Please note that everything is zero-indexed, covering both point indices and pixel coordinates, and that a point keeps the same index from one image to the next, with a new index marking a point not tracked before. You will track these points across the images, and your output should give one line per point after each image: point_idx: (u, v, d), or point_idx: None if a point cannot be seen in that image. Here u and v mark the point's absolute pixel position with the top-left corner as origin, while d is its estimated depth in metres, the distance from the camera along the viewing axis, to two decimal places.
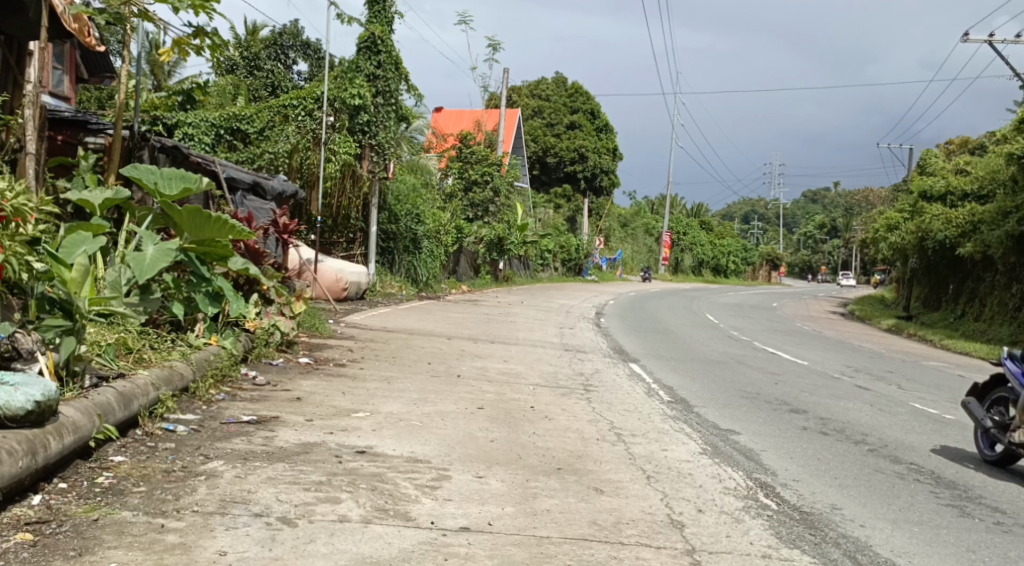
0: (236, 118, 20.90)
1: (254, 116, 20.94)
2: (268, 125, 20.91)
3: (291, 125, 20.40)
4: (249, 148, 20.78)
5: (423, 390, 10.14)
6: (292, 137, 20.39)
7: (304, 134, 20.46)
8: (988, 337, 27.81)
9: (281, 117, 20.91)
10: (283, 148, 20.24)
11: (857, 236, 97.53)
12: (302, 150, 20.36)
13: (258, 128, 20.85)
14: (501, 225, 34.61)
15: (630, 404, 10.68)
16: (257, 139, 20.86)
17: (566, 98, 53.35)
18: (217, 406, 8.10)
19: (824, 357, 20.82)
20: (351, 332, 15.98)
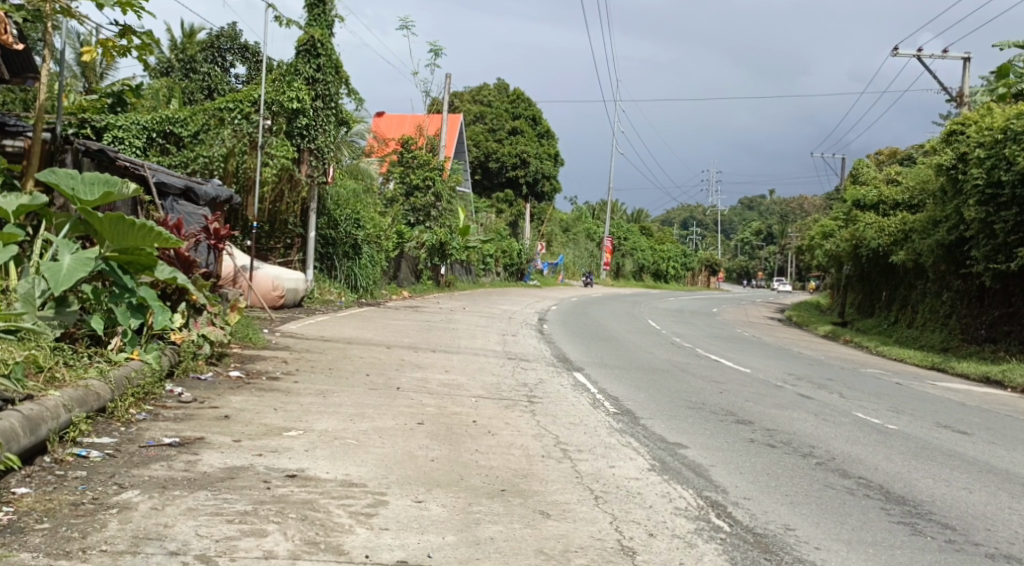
0: (168, 121, 19.93)
1: (189, 119, 20.19)
2: (203, 128, 20.28)
3: (227, 129, 20.00)
4: (183, 153, 19.96)
5: (360, 404, 9.75)
6: (227, 141, 20.04)
7: (241, 138, 20.04)
8: (920, 343, 28.14)
9: (216, 121, 20.46)
10: (218, 152, 19.89)
11: (793, 242, 98.92)
12: (239, 154, 19.99)
13: (192, 131, 20.13)
14: (443, 230, 34.26)
15: (575, 416, 10.41)
16: (192, 143, 20.11)
17: (508, 103, 53.19)
18: (137, 427, 7.64)
19: (766, 365, 20.81)
20: (287, 341, 15.52)
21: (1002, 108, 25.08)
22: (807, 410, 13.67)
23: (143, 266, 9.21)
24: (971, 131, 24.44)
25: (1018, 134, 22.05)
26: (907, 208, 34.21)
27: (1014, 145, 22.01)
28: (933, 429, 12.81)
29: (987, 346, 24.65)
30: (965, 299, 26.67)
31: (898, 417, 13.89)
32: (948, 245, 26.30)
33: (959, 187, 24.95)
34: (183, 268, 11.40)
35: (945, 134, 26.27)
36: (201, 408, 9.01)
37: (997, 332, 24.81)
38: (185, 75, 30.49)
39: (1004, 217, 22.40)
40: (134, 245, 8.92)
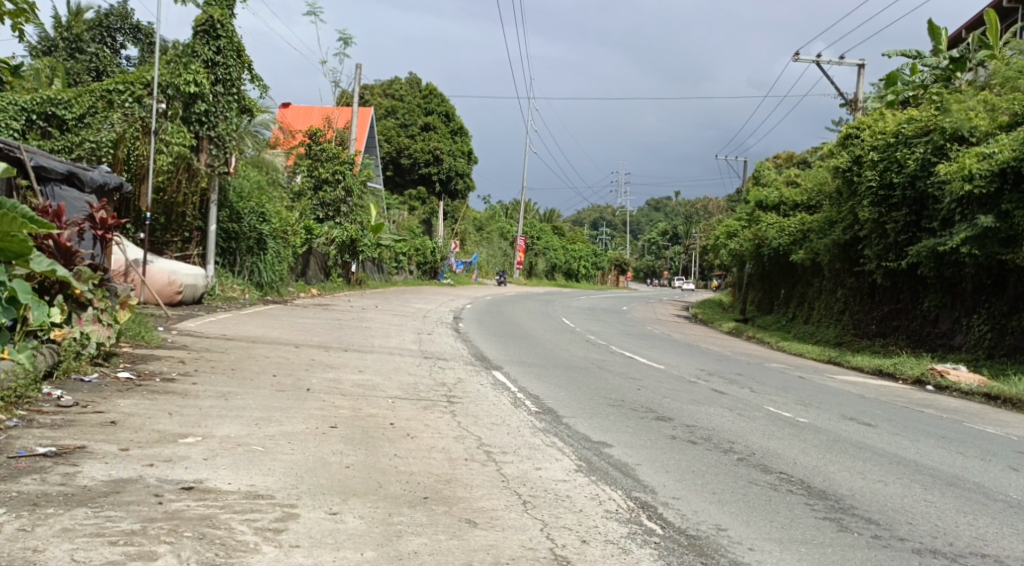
0: (50, 102, 19.51)
1: (72, 101, 19.66)
2: (88, 111, 19.63)
3: (116, 112, 19.01)
4: (66, 137, 19.35)
5: (266, 407, 9.13)
6: (117, 125, 19.06)
7: (132, 123, 18.91)
8: (816, 337, 28.48)
9: (105, 102, 19.66)
10: (107, 137, 18.91)
11: (699, 243, 100.46)
12: (130, 139, 18.85)
13: (77, 114, 19.57)
14: (353, 226, 33.51)
15: (495, 416, 9.94)
16: (75, 126, 19.54)
17: (420, 98, 52.66)
18: (8, 436, 6.92)
19: (678, 360, 20.67)
20: (185, 340, 14.72)
21: (892, 114, 25.28)
22: (727, 404, 13.46)
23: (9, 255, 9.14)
24: (863, 135, 24.78)
25: (909, 138, 22.38)
26: (805, 209, 34.75)
27: (904, 149, 22.33)
28: (851, 421, 12.73)
29: (876, 341, 24.98)
30: (856, 296, 27.34)
31: (811, 410, 13.81)
32: (843, 245, 26.59)
33: (854, 189, 25.28)
34: (64, 259, 10.67)
35: (841, 139, 26.21)
36: (87, 414, 8.29)
37: (886, 327, 25.22)
38: (70, 55, 29.01)
39: (894, 217, 22.72)
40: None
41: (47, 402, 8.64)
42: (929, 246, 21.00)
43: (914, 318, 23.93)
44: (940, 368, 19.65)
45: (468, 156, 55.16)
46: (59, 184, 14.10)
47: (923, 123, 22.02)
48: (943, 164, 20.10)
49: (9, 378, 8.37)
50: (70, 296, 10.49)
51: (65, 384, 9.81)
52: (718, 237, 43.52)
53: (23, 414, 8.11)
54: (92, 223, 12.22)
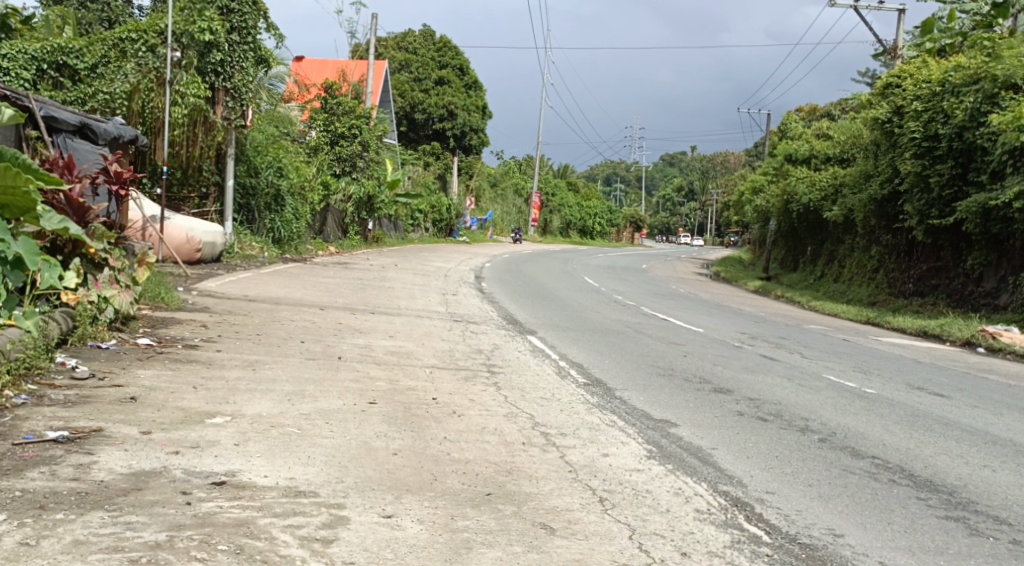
0: (62, 51, 18.29)
1: (85, 51, 18.56)
2: (102, 61, 18.59)
3: (129, 62, 18.21)
4: (78, 88, 18.32)
5: (298, 380, 8.36)
6: (131, 76, 18.24)
7: (147, 73, 18.25)
8: (847, 297, 27.56)
9: (117, 52, 18.61)
10: (121, 88, 18.10)
11: (714, 200, 99.49)
12: (145, 91, 18.22)
13: (89, 64, 18.52)
14: (370, 181, 32.71)
15: (544, 389, 9.15)
16: (88, 77, 18.50)
17: (435, 51, 51.64)
18: (12, 416, 6.15)
19: (715, 322, 19.77)
20: (205, 302, 13.94)
21: (936, 61, 24.09)
22: (781, 371, 12.65)
23: (16, 210, 8.33)
24: (905, 83, 23.70)
25: (957, 87, 21.26)
26: (837, 164, 33.64)
27: (951, 98, 21.26)
28: (916, 393, 11.94)
29: (915, 299, 24.04)
30: (893, 253, 26.38)
31: (871, 379, 12.97)
32: (879, 201, 25.59)
33: (894, 141, 24.16)
34: (76, 215, 9.83)
35: (879, 87, 24.90)
36: (104, 388, 7.51)
37: (924, 286, 24.28)
38: (79, 4, 27.92)
39: (939, 170, 21.69)
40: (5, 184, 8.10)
41: (61, 373, 7.88)
42: (978, 202, 19.98)
43: (957, 277, 22.93)
44: (992, 330, 18.76)
45: (482, 112, 54.18)
46: (72, 135, 13.23)
47: (972, 71, 20.83)
48: (994, 115, 19.07)
49: (19, 347, 7.62)
50: (86, 257, 9.72)
51: (81, 352, 9.05)
52: (744, 192, 42.57)
53: (34, 389, 7.35)
54: (107, 177, 11.33)
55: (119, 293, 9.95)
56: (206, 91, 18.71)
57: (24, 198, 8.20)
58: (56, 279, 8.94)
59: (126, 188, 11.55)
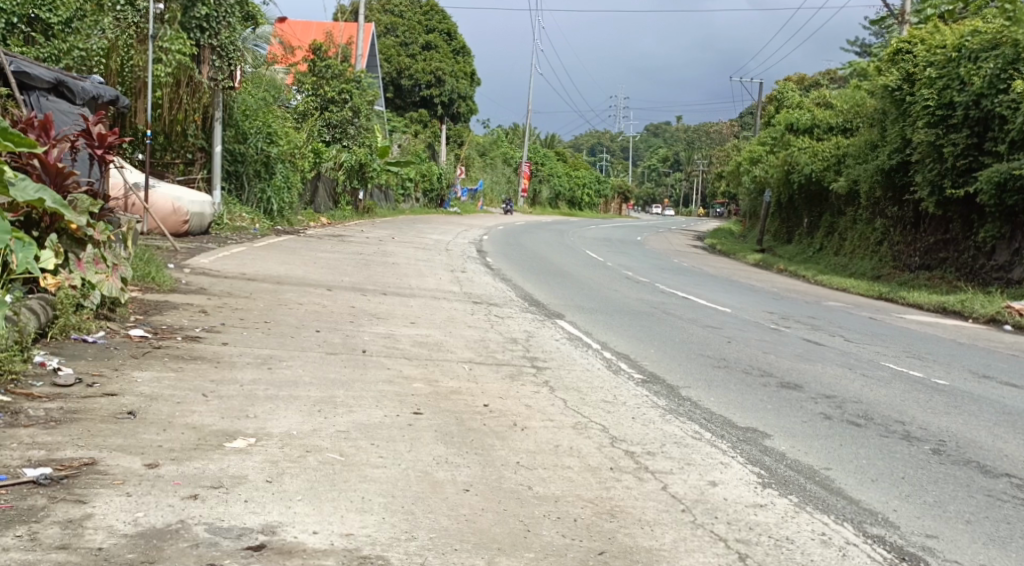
0: (33, 3, 15.71)
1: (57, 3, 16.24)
2: (77, 15, 16.67)
3: (106, 16, 17.00)
4: (51, 43, 16.02)
5: (323, 382, 7.24)
6: (109, 32, 17.06)
7: (126, 28, 17.18)
8: (850, 271, 26.09)
9: (94, 6, 17.15)
10: (97, 44, 16.74)
11: (701, 170, 98.30)
12: (123, 48, 17.08)
13: (64, 18, 16.31)
14: (361, 149, 31.37)
15: (595, 388, 8.04)
16: (63, 32, 16.32)
17: (421, 16, 50.38)
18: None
19: (734, 297, 18.41)
20: (201, 281, 12.80)
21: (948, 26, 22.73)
22: (835, 353, 11.50)
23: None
24: (917, 49, 22.41)
25: (975, 52, 20.03)
26: (840, 131, 32.03)
27: (969, 64, 20.01)
28: (984, 382, 10.79)
29: (922, 274, 22.82)
30: (898, 226, 24.72)
31: (931, 364, 11.77)
32: (887, 172, 24.02)
33: (905, 109, 22.76)
34: (54, 183, 8.62)
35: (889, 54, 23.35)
36: (95, 399, 6.37)
37: (932, 259, 22.95)
38: None
39: (953, 140, 20.22)
40: None
41: (40, 379, 6.70)
42: (999, 171, 18.69)
43: (965, 250, 21.64)
44: (1019, 306, 17.60)
45: (469, 79, 52.82)
46: (46, 93, 12.03)
47: (991, 35, 19.61)
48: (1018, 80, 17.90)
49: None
50: (67, 233, 8.54)
51: (64, 347, 7.82)
52: (742, 162, 41.41)
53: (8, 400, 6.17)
54: (87, 140, 10.09)
55: (106, 275, 8.77)
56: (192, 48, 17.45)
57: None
58: (32, 260, 7.80)
59: (109, 153, 10.31)
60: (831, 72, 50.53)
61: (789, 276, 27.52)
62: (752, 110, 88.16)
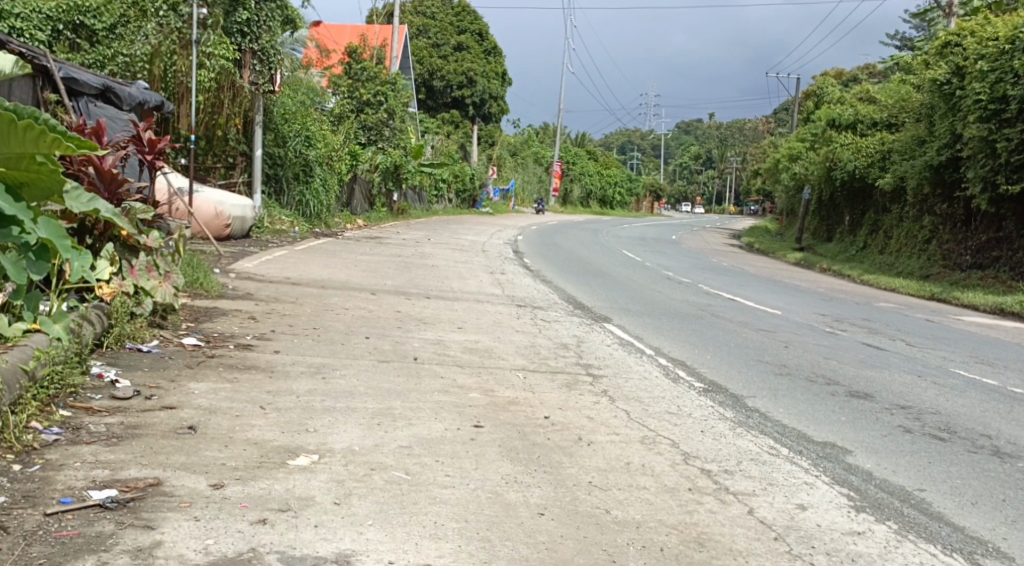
0: (78, 10, 17.17)
1: (102, 9, 17.32)
2: (121, 20, 17.37)
3: (149, 23, 16.75)
4: (97, 49, 17.11)
5: (377, 392, 7.22)
6: (152, 38, 16.80)
7: (168, 34, 16.69)
8: (898, 271, 25.47)
9: (138, 12, 17.35)
10: (141, 51, 16.77)
11: (735, 166, 97.38)
12: (166, 54, 16.73)
13: (107, 23, 17.31)
14: (396, 151, 31.14)
15: (658, 396, 7.74)
16: (106, 38, 17.31)
17: (453, 17, 50.30)
18: (43, 465, 5.13)
19: (782, 298, 17.95)
20: (246, 287, 12.67)
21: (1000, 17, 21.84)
22: (897, 357, 11.10)
23: (35, 189, 6.84)
24: (967, 41, 21.66)
25: None
26: (884, 127, 31.38)
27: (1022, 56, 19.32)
28: None
29: (973, 273, 22.26)
30: (948, 223, 24.17)
31: (999, 368, 11.31)
32: (936, 168, 23.45)
33: (954, 104, 22.16)
34: (108, 190, 8.50)
35: (938, 46, 22.59)
36: (155, 413, 6.16)
37: (984, 258, 22.37)
38: None
39: (1006, 135, 19.60)
40: (27, 153, 6.55)
41: (98, 391, 6.46)
42: None
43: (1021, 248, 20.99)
44: None
45: (500, 79, 52.65)
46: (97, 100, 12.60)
47: None
48: None
49: (45, 362, 6.10)
50: (121, 240, 8.38)
51: (120, 356, 7.71)
52: (781, 158, 40.82)
53: (69, 414, 5.96)
54: (137, 145, 9.84)
55: (159, 283, 8.54)
56: (234, 53, 17.27)
57: (49, 172, 6.71)
58: (88, 269, 7.51)
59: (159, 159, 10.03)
60: (870, 67, 49.72)
61: (833, 275, 27.02)
62: (788, 106, 87.13)
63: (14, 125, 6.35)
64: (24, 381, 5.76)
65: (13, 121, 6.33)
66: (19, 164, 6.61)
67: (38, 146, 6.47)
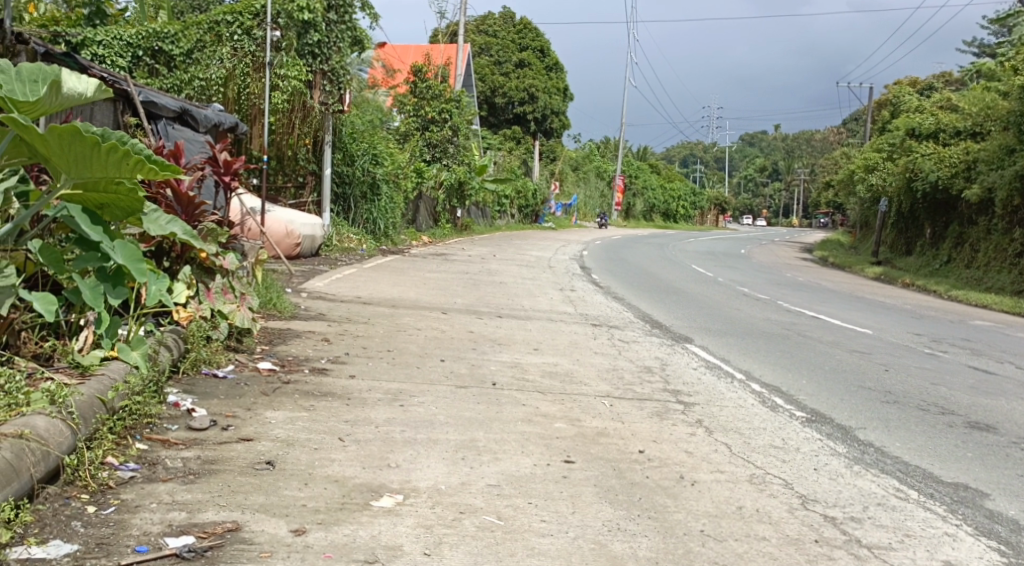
0: (157, 36, 17.59)
1: (180, 34, 17.70)
2: (197, 45, 17.68)
3: (224, 47, 17.18)
4: (174, 74, 17.69)
5: (460, 421, 6.73)
6: (226, 61, 17.26)
7: (242, 58, 17.23)
8: (985, 287, 24.39)
9: (213, 36, 17.56)
10: (216, 74, 17.22)
11: (801, 180, 95.59)
12: (240, 76, 17.22)
13: (185, 49, 17.68)
14: (461, 168, 30.81)
15: (761, 427, 7.14)
16: (184, 63, 17.72)
17: (515, 34, 50.30)
18: (119, 506, 4.65)
19: (868, 317, 17.13)
20: (318, 308, 12.30)
21: None
22: (1007, 381, 10.33)
23: (115, 208, 6.63)
24: None
25: None
26: (968, 136, 30.21)
27: None
28: None
29: None
30: None
31: None
32: None
33: None
34: (185, 213, 8.28)
35: None
36: (232, 445, 5.71)
37: None
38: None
39: None
40: (104, 174, 6.14)
41: (175, 422, 6.10)
42: None
43: None
44: None
45: (562, 94, 52.29)
46: (173, 123, 12.78)
47: None
48: None
49: (123, 393, 5.77)
50: (198, 263, 8.21)
51: (196, 382, 7.42)
52: (855, 170, 39.72)
53: (145, 447, 5.50)
54: (213, 166, 9.74)
55: (236, 306, 8.38)
56: (307, 75, 17.51)
57: (127, 191, 6.45)
58: (165, 293, 7.29)
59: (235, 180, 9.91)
60: (945, 75, 48.40)
61: (916, 291, 26.01)
62: (857, 117, 85.33)
63: (97, 147, 5.91)
64: (103, 413, 5.37)
65: (96, 143, 5.89)
66: (99, 186, 6.31)
67: (121, 169, 6.06)
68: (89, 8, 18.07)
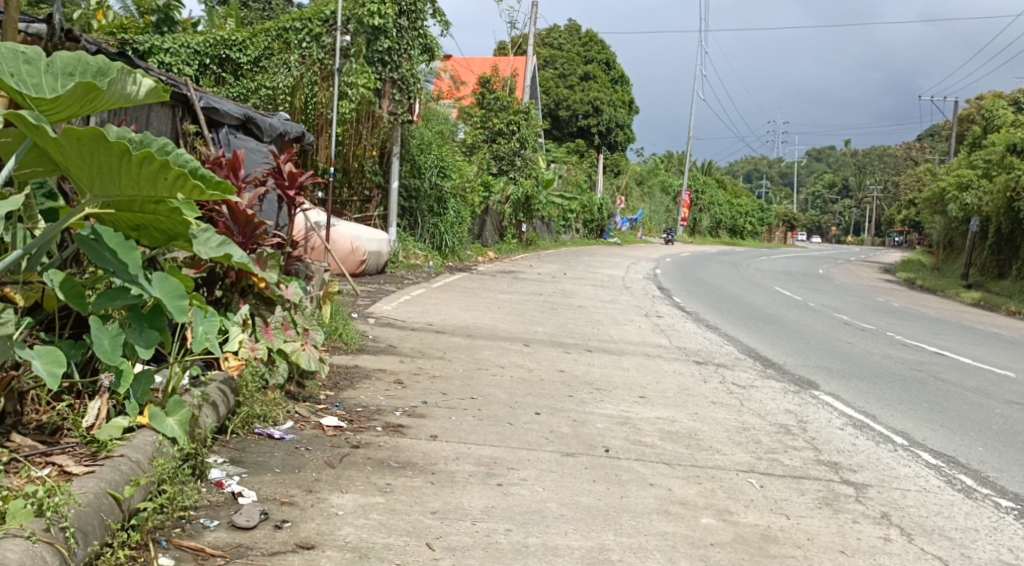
0: (224, 44, 16.47)
1: (248, 42, 16.51)
2: (265, 53, 16.49)
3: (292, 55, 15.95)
4: (241, 84, 16.50)
5: (581, 516, 5.16)
6: (295, 69, 16.00)
7: (310, 66, 15.92)
8: None
9: (281, 43, 16.38)
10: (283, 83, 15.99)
11: (873, 197, 92.39)
12: (308, 85, 15.91)
13: (252, 57, 16.46)
14: (530, 181, 29.17)
15: (969, 526, 5.48)
16: (251, 71, 16.51)
17: (580, 47, 49.07)
18: None
19: (996, 353, 15.19)
20: (386, 338, 10.81)
21: None
22: None
23: (154, 232, 5.11)
24: None
25: None
26: None
27: None
28: None
29: None
30: None
31: None
32: None
33: None
34: (242, 235, 6.81)
35: None
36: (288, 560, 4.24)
37: None
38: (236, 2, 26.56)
39: None
40: (136, 193, 4.69)
41: (215, 516, 4.63)
42: None
43: None
44: None
45: (627, 107, 50.59)
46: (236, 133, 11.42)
47: None
48: None
49: (145, 486, 4.33)
50: (257, 293, 6.73)
51: (247, 447, 5.92)
52: (942, 186, 37.41)
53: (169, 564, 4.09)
54: (276, 179, 8.29)
55: (302, 345, 6.89)
56: (376, 84, 16.20)
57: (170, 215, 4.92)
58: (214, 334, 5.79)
59: (301, 195, 8.48)
60: None
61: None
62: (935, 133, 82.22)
63: (127, 154, 4.46)
64: (115, 519, 3.97)
65: (126, 150, 4.43)
66: (135, 206, 4.83)
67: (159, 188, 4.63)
68: (158, 14, 16.81)
